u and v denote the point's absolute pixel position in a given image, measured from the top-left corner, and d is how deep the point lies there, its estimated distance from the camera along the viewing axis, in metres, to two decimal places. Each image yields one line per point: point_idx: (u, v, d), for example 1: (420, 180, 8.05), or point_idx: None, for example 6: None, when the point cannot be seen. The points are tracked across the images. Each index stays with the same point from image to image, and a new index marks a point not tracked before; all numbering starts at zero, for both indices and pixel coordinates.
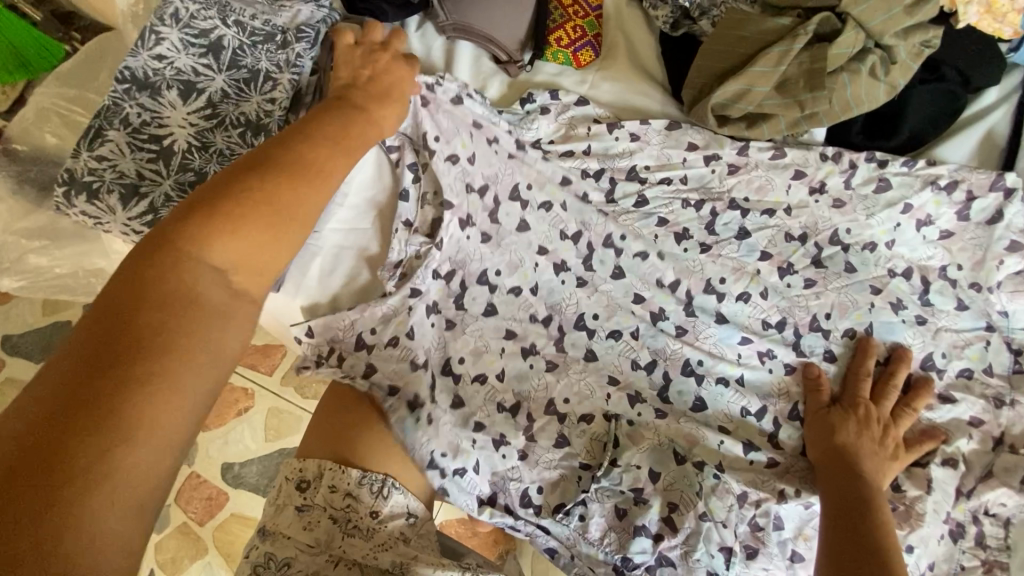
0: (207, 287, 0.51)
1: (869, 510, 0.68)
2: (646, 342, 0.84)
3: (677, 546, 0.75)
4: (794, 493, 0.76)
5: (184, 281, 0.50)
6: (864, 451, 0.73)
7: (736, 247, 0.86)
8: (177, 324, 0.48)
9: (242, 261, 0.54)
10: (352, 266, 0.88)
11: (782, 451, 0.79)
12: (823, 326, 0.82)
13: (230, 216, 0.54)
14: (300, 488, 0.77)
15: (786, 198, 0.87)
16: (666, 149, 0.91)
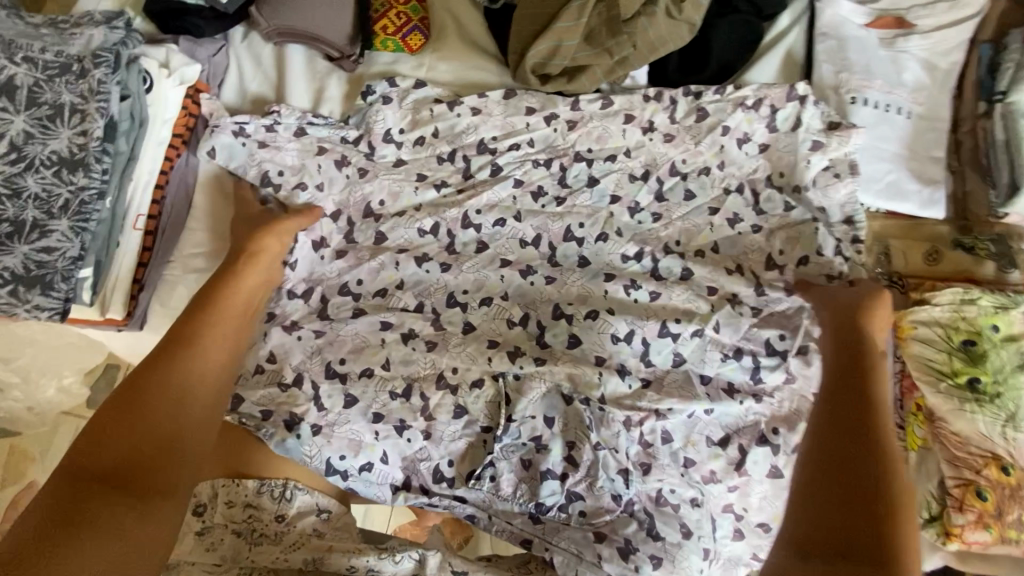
0: (178, 379, 0.68)
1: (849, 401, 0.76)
2: (520, 299, 0.87)
3: (581, 479, 0.80)
4: (672, 409, 0.82)
5: (167, 374, 0.68)
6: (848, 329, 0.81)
7: (589, 194, 0.92)
8: (163, 403, 0.65)
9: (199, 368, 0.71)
10: None
11: (655, 369, 0.84)
12: (676, 251, 0.89)
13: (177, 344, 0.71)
14: (199, 511, 0.77)
15: (624, 141, 0.93)
16: (508, 117, 0.95)
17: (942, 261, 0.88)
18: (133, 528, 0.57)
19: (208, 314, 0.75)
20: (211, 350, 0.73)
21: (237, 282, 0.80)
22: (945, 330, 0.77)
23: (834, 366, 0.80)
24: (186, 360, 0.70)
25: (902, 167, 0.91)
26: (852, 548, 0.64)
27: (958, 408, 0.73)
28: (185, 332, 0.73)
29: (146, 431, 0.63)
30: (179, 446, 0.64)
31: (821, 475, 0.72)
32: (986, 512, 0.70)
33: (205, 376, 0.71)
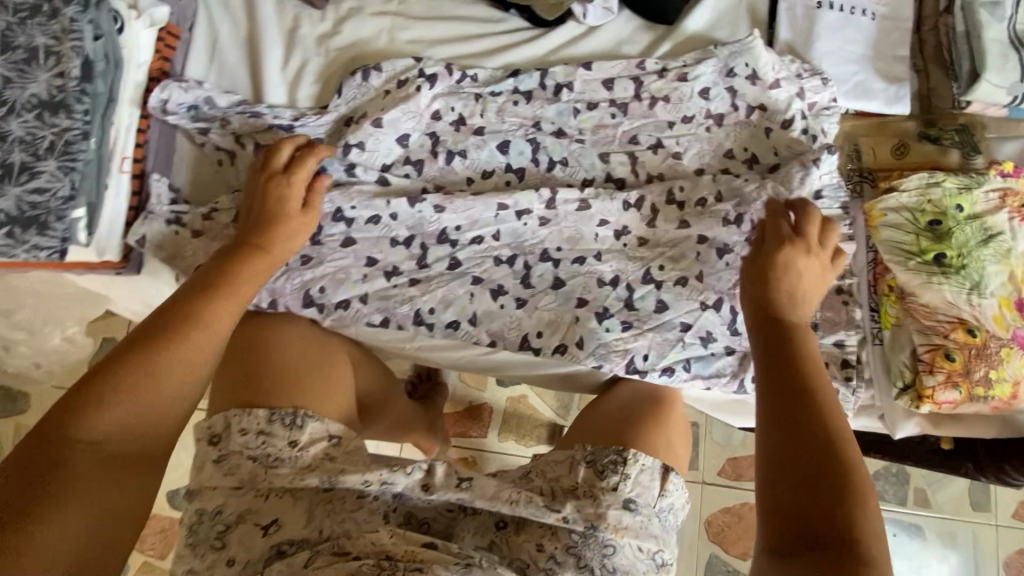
0: (123, 386, 0.60)
1: (797, 361, 0.61)
2: (506, 240, 0.90)
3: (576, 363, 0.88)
4: (650, 327, 0.89)
5: (95, 396, 0.59)
6: (794, 280, 0.67)
7: (554, 112, 0.93)
8: (128, 437, 0.60)
9: (128, 418, 0.60)
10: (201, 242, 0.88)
11: (636, 312, 0.89)
12: (644, 165, 0.93)
13: (103, 389, 0.59)
14: (214, 442, 0.79)
15: (601, 73, 0.94)
16: (483, 51, 0.97)
17: (909, 154, 0.91)
18: (99, 512, 0.57)
19: (175, 329, 0.64)
20: (116, 422, 0.59)
21: (237, 278, 0.71)
22: (912, 214, 0.81)
23: (766, 339, 0.64)
24: (138, 404, 0.60)
25: (867, 68, 0.94)
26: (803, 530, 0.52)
27: (926, 281, 0.77)
28: (140, 336, 0.63)
29: (125, 459, 0.59)
30: (119, 470, 0.58)
31: (807, 453, 0.55)
32: (954, 372, 0.74)
33: (168, 400, 0.62)
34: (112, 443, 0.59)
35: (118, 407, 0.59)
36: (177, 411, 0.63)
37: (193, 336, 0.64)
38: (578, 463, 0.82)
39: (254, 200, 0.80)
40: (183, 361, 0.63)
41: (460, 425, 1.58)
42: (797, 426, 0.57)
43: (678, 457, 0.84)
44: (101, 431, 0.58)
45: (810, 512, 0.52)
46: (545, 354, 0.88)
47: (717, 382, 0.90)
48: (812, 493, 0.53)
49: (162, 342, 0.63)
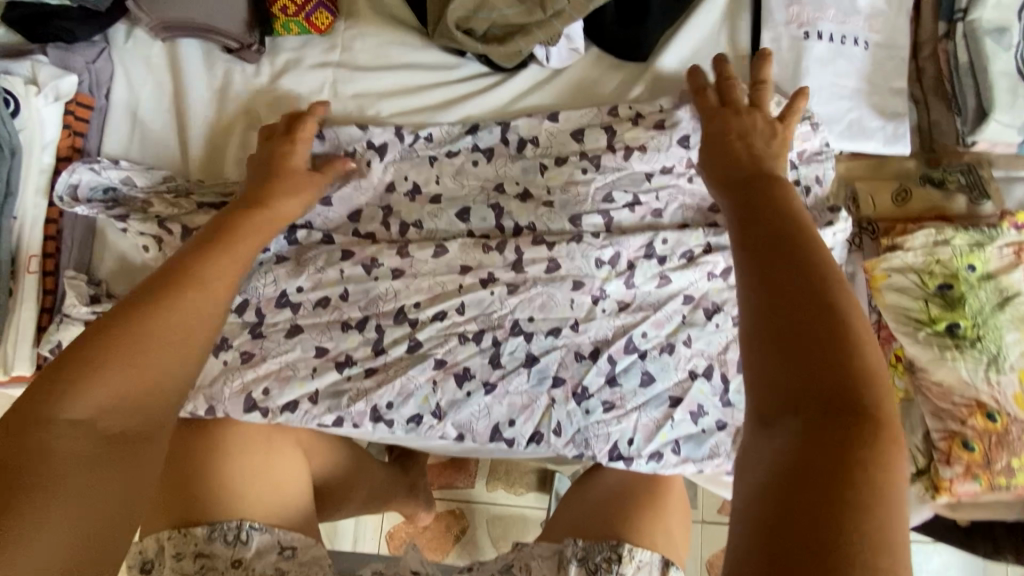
0: (137, 349, 0.53)
1: (788, 226, 0.49)
2: (472, 313, 0.80)
3: (558, 448, 0.78)
4: (638, 404, 0.78)
5: (74, 382, 0.50)
6: (768, 160, 0.62)
7: (519, 170, 0.84)
8: (132, 402, 0.51)
9: (123, 384, 0.51)
10: None
11: (619, 389, 0.78)
12: (622, 223, 0.83)
13: (92, 360, 0.52)
14: (148, 567, 0.71)
15: (568, 124, 0.86)
16: (439, 103, 0.88)
17: (911, 201, 0.82)
18: (95, 496, 0.47)
19: (168, 289, 0.57)
20: (117, 389, 0.51)
21: (211, 261, 0.62)
22: (920, 277, 0.73)
23: (740, 217, 0.53)
24: (127, 381, 0.52)
25: (862, 104, 0.85)
26: (810, 396, 0.41)
27: (938, 356, 0.69)
28: (133, 303, 0.56)
29: (122, 428, 0.50)
30: (119, 451, 0.49)
31: (768, 294, 0.45)
32: (973, 462, 0.66)
33: (155, 374, 0.53)
34: (107, 411, 0.50)
35: (104, 393, 0.50)
36: (179, 371, 0.54)
37: (193, 293, 0.58)
38: (568, 562, 0.69)
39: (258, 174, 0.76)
40: (179, 329, 0.55)
41: (445, 475, 1.50)
42: (779, 275, 0.46)
43: (678, 544, 0.75)
44: (108, 392, 0.50)
45: (813, 470, 0.38)
46: (519, 444, 0.78)
47: (709, 464, 0.78)
48: (813, 445, 0.39)
49: (155, 309, 0.56)
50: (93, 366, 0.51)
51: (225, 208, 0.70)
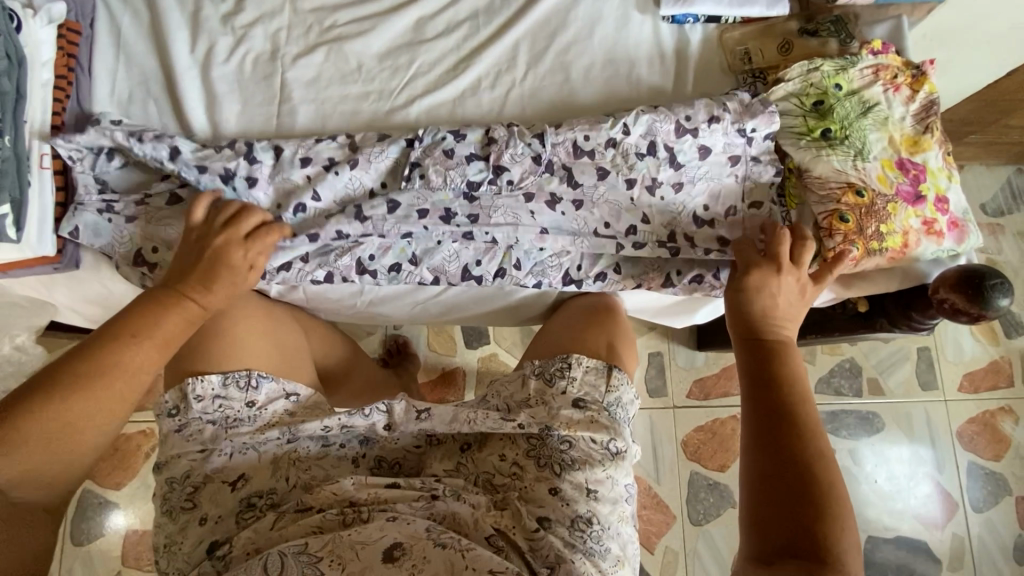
0: (80, 386, 0.70)
1: (786, 383, 0.76)
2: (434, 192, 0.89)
3: (523, 277, 0.93)
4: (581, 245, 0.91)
5: (19, 426, 0.67)
6: (779, 303, 0.80)
7: (461, 62, 1.00)
8: (87, 412, 0.71)
9: (61, 429, 0.69)
10: (130, 229, 0.86)
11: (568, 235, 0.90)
12: (554, 99, 0.99)
13: (58, 393, 0.69)
14: (174, 413, 0.82)
15: (500, 21, 1.02)
16: (387, 8, 1.01)
17: (793, 51, 0.98)
18: (58, 469, 0.72)
19: (118, 337, 0.74)
20: (69, 420, 0.70)
21: (161, 321, 0.76)
22: (799, 99, 0.88)
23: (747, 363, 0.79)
24: (75, 414, 0.70)
25: None
26: (794, 510, 0.68)
27: (816, 155, 0.85)
28: (87, 350, 0.72)
29: (79, 434, 0.71)
30: (48, 453, 0.70)
31: (777, 451, 0.72)
32: (849, 231, 0.82)
33: (89, 407, 0.71)
34: (63, 439, 0.70)
35: (51, 421, 0.69)
36: (124, 405, 0.74)
37: (132, 352, 0.73)
38: (528, 377, 0.88)
39: (202, 246, 0.81)
40: (127, 390, 0.73)
41: (438, 391, 1.61)
42: (772, 425, 0.73)
43: (622, 358, 0.91)
44: (50, 421, 0.69)
45: (786, 493, 0.69)
46: (487, 280, 0.93)
47: (645, 279, 0.93)
48: (791, 481, 0.69)
49: (101, 365, 0.71)
50: (62, 397, 0.69)
51: (183, 264, 0.81)
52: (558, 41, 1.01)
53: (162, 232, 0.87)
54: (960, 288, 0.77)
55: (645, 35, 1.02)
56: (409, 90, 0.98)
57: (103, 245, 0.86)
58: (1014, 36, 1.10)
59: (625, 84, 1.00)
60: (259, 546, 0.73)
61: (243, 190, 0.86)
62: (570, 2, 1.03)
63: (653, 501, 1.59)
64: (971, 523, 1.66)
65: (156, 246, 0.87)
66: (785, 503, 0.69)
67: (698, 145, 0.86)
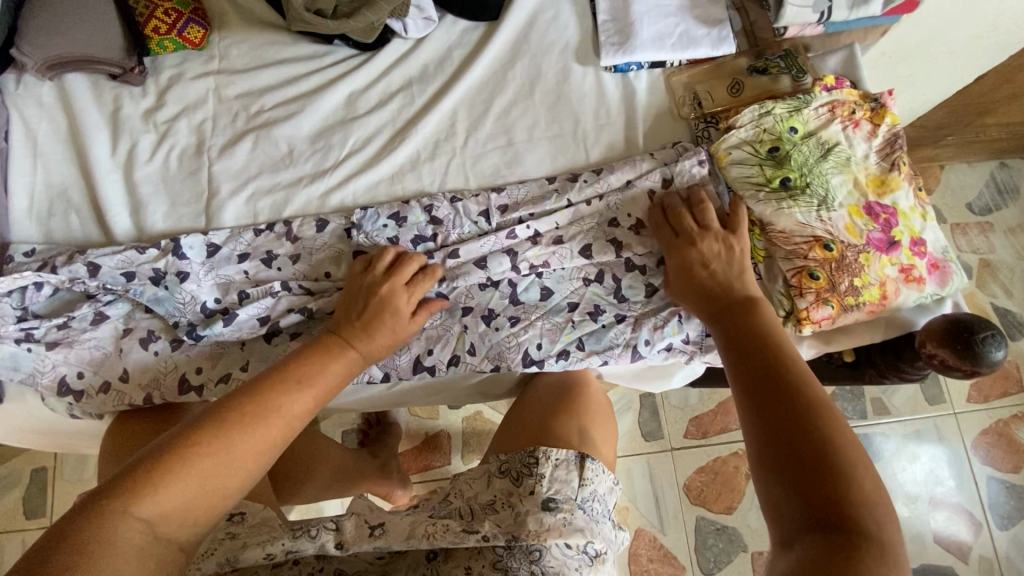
0: (205, 453, 0.60)
1: (762, 339, 0.67)
2: None
3: (480, 362, 0.85)
4: (539, 318, 0.86)
5: (97, 537, 0.53)
6: (732, 276, 0.74)
7: (397, 135, 0.95)
8: (224, 470, 0.61)
9: (184, 510, 0.59)
10: (50, 357, 0.80)
11: (524, 306, 0.86)
12: (498, 164, 0.94)
13: (194, 448, 0.60)
14: None
15: (436, 88, 0.97)
16: (315, 86, 0.96)
17: (744, 90, 0.92)
18: None
19: (231, 427, 0.63)
20: (165, 510, 0.57)
21: (324, 366, 0.72)
22: (752, 146, 0.83)
23: (725, 330, 0.71)
24: (195, 485, 0.59)
25: (687, 17, 0.97)
26: (803, 472, 0.54)
27: (778, 208, 0.79)
28: (218, 413, 0.64)
29: (195, 511, 0.60)
30: (158, 554, 0.56)
31: (748, 397, 0.62)
32: (821, 289, 0.76)
33: (215, 485, 0.61)
34: (163, 541, 0.57)
35: (185, 486, 0.59)
36: (255, 471, 0.63)
37: (247, 435, 0.63)
38: (493, 475, 0.80)
39: (357, 309, 0.78)
40: (253, 465, 0.63)
41: (422, 458, 1.54)
42: (761, 381, 0.62)
43: (592, 439, 0.85)
44: (184, 488, 0.58)
45: (810, 477, 0.53)
46: (440, 369, 0.86)
47: (612, 354, 0.85)
48: (800, 447, 0.55)
49: (222, 436, 0.62)
50: (146, 492, 0.57)
51: (348, 309, 0.78)
52: (497, 103, 0.96)
53: (88, 353, 0.81)
54: (948, 343, 0.70)
55: (588, 87, 0.97)
56: (344, 170, 0.93)
57: (24, 377, 0.80)
58: (978, 48, 1.03)
59: (571, 141, 0.95)
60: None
61: (176, 287, 0.82)
62: (506, 61, 0.98)
63: (660, 554, 1.49)
64: (999, 543, 1.56)
65: (82, 371, 0.81)
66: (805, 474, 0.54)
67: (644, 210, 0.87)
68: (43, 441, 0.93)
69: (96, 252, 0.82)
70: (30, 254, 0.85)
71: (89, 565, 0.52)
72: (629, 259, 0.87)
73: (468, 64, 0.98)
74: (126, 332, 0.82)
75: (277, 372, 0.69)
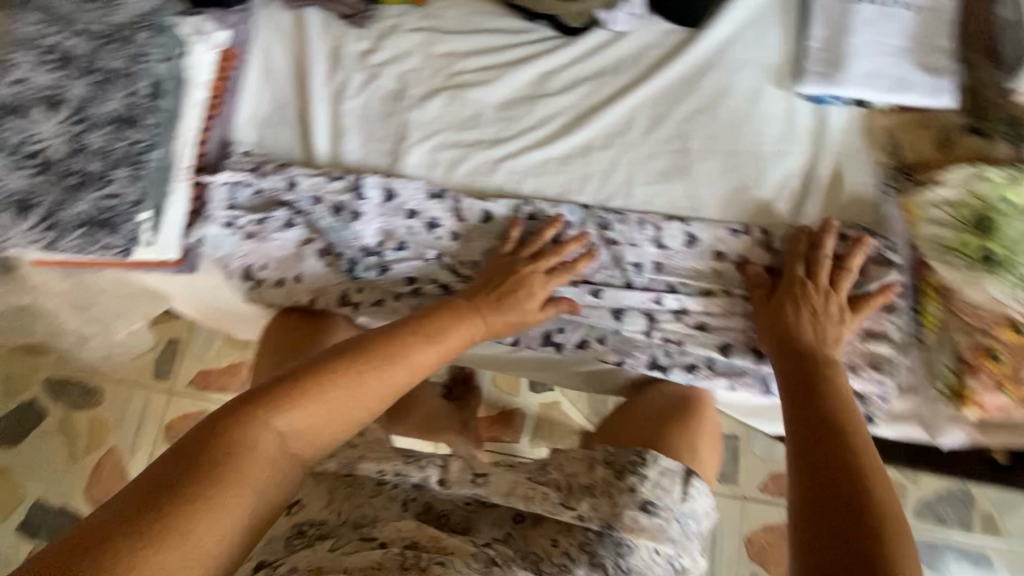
0: (337, 385, 0.65)
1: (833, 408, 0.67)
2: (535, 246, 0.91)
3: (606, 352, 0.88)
4: (675, 323, 0.87)
5: (241, 442, 0.57)
6: (813, 327, 0.77)
7: (577, 120, 0.98)
8: (349, 404, 0.65)
9: (310, 432, 0.62)
10: (243, 246, 0.93)
11: (663, 310, 0.87)
12: (668, 168, 0.94)
13: (325, 379, 0.64)
14: None
15: (626, 82, 0.99)
16: (513, 59, 1.02)
17: (955, 148, 0.89)
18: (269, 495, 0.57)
19: (360, 366, 0.67)
20: (300, 427, 0.61)
21: (451, 328, 0.78)
22: (954, 209, 0.79)
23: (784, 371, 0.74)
24: (324, 413, 0.63)
25: (906, 62, 0.92)
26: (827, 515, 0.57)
27: (970, 279, 0.75)
28: (341, 355, 0.68)
29: (316, 441, 0.63)
30: (282, 472, 0.59)
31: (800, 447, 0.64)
32: (1000, 372, 0.74)
33: (337, 418, 0.64)
34: (291, 455, 0.60)
35: (316, 411, 0.62)
36: (374, 411, 0.67)
37: (367, 380, 0.67)
38: (596, 462, 0.82)
39: (486, 287, 0.84)
40: (372, 406, 0.67)
41: (494, 429, 1.59)
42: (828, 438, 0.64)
43: (699, 459, 0.84)
44: (311, 416, 0.62)
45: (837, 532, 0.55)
46: (567, 349, 0.90)
47: (740, 380, 0.86)
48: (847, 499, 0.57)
49: (346, 375, 0.66)
50: (285, 408, 0.61)
51: (483, 285, 0.85)
52: (681, 109, 0.97)
53: (275, 250, 0.92)
54: None
55: (778, 112, 0.95)
56: (521, 142, 0.98)
57: (220, 257, 0.93)
58: None
59: (747, 162, 0.93)
60: (318, 568, 0.68)
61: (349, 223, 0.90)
62: (701, 70, 0.98)
63: None
64: None
65: (266, 265, 0.92)
66: (829, 523, 0.56)
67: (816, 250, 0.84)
68: (209, 315, 1.06)
69: (295, 171, 0.92)
70: (246, 154, 0.97)
71: (230, 469, 0.55)
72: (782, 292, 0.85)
73: (662, 66, 0.99)
74: (307, 241, 0.92)
75: (404, 330, 0.75)
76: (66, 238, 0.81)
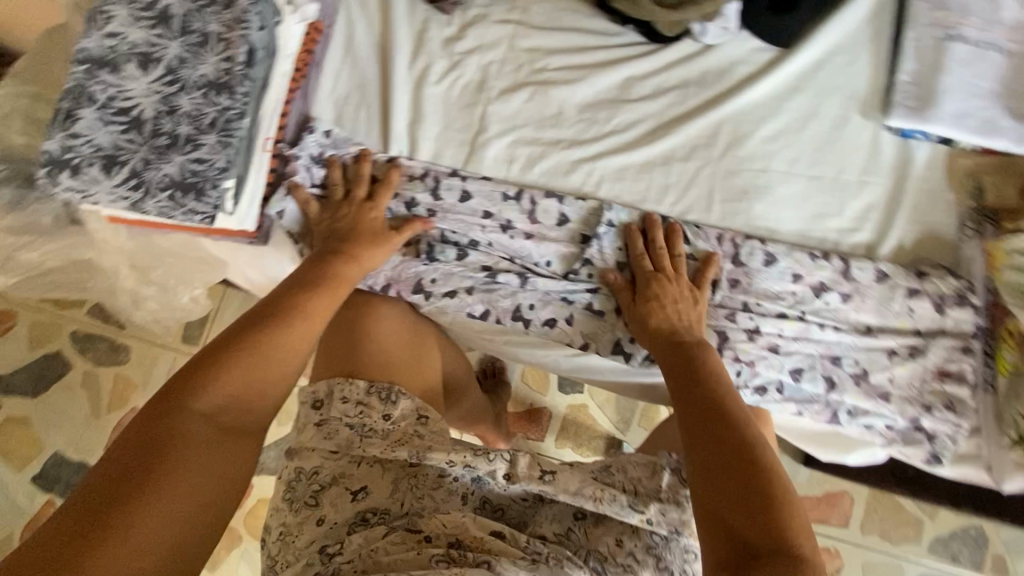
0: (194, 379, 0.66)
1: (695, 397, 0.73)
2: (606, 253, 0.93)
3: None
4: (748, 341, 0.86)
5: (173, 432, 0.63)
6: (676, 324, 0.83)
7: (660, 129, 0.98)
8: (203, 395, 0.66)
9: (230, 406, 0.67)
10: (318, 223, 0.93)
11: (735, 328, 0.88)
12: (749, 187, 0.94)
13: (198, 373, 0.67)
14: (317, 406, 0.84)
15: (711, 96, 0.99)
16: (600, 61, 1.01)
17: None
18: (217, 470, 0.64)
19: (217, 356, 0.68)
20: (216, 406, 0.67)
21: (313, 298, 0.79)
22: None
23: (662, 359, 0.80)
24: (216, 397, 0.67)
25: (998, 104, 0.91)
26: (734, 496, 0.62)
27: None
28: (227, 334, 0.71)
29: (217, 421, 0.66)
30: (226, 443, 0.65)
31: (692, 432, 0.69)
32: None
33: (207, 408, 0.66)
34: (220, 430, 0.66)
35: (217, 394, 0.67)
36: (268, 383, 0.70)
37: (225, 361, 0.68)
38: (661, 468, 0.80)
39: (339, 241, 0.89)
40: (274, 372, 0.71)
41: (520, 425, 1.60)
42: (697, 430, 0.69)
43: None
44: (201, 403, 0.65)
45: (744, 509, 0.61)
46: (635, 359, 0.91)
47: (809, 408, 0.86)
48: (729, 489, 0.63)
49: (230, 363, 0.68)
50: (194, 393, 0.66)
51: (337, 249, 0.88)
52: (765, 128, 0.96)
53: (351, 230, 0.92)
54: None
55: (863, 141, 0.95)
56: (602, 146, 0.97)
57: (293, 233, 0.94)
58: None
59: (828, 188, 0.93)
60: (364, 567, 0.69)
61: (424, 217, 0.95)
62: (788, 91, 0.98)
63: None
64: None
65: None
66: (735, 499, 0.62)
67: (896, 284, 0.86)
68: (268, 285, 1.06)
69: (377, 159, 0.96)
70: (327, 131, 0.97)
71: (154, 464, 0.61)
72: (855, 322, 0.86)
73: (750, 83, 0.98)
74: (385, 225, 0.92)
75: (273, 300, 0.77)
76: (150, 200, 0.81)
